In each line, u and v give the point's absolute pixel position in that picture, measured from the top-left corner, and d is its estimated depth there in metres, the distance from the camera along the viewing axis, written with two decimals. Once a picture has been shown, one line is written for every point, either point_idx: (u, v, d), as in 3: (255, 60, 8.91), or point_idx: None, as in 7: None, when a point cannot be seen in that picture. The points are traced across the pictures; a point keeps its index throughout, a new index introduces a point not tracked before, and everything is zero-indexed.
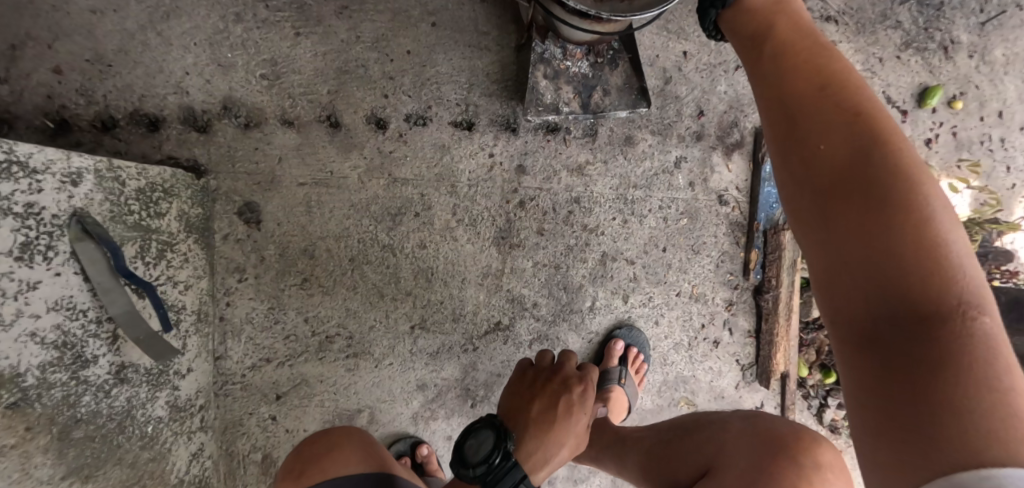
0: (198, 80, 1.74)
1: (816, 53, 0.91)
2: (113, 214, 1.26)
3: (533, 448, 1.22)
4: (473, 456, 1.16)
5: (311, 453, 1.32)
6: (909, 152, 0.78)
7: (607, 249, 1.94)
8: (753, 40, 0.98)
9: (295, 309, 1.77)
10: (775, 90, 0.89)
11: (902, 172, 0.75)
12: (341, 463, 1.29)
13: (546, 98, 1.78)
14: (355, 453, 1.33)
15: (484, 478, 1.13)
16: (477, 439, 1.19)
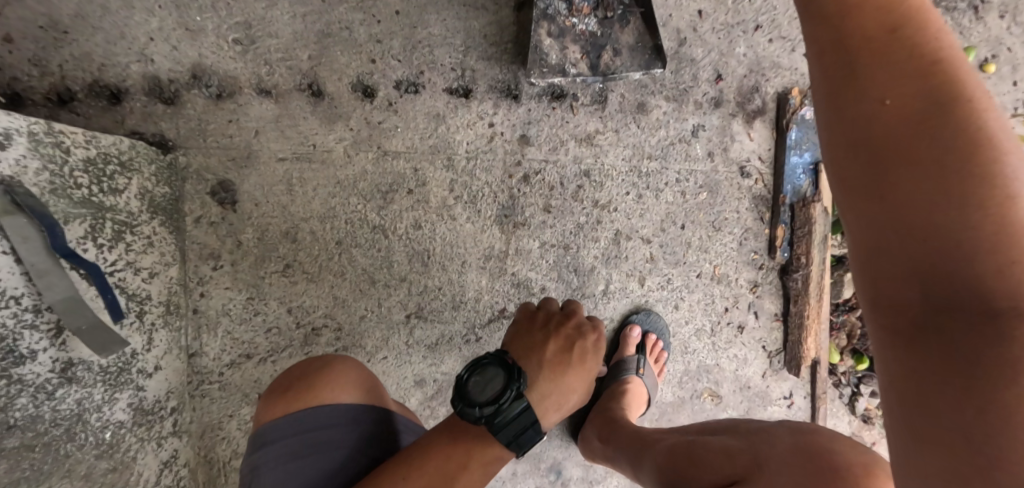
0: (164, 47, 1.56)
1: None
2: (53, 186, 1.09)
3: (547, 391, 1.01)
4: (480, 393, 0.94)
5: (305, 371, 1.14)
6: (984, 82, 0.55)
7: (621, 227, 1.77)
8: None
9: (277, 299, 1.60)
10: None
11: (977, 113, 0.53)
12: (337, 387, 1.11)
13: (551, 58, 1.61)
14: (356, 378, 1.15)
15: (491, 420, 0.92)
16: (486, 376, 0.97)
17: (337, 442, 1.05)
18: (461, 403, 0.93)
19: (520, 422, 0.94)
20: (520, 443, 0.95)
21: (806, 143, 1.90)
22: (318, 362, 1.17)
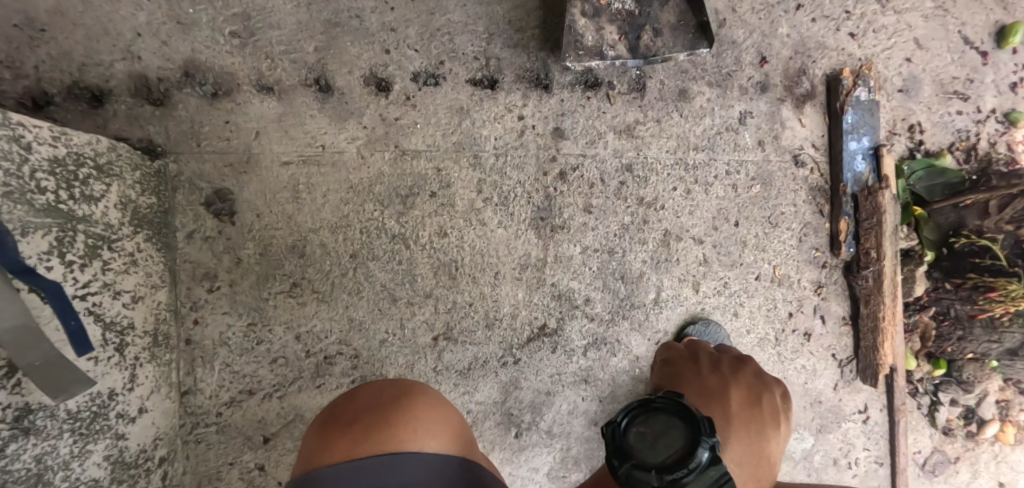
0: (153, 43, 1.38)
1: None
2: (10, 189, 0.87)
3: (744, 452, 1.05)
4: (654, 453, 0.82)
5: (374, 411, 0.86)
6: None
7: (670, 226, 1.57)
8: None
9: (283, 325, 1.38)
10: None
11: None
12: (422, 429, 0.84)
13: (587, 40, 1.45)
14: (441, 418, 0.89)
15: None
16: (659, 431, 0.85)
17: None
18: (639, 467, 0.80)
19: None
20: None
21: (863, 127, 1.72)
22: (392, 392, 0.92)
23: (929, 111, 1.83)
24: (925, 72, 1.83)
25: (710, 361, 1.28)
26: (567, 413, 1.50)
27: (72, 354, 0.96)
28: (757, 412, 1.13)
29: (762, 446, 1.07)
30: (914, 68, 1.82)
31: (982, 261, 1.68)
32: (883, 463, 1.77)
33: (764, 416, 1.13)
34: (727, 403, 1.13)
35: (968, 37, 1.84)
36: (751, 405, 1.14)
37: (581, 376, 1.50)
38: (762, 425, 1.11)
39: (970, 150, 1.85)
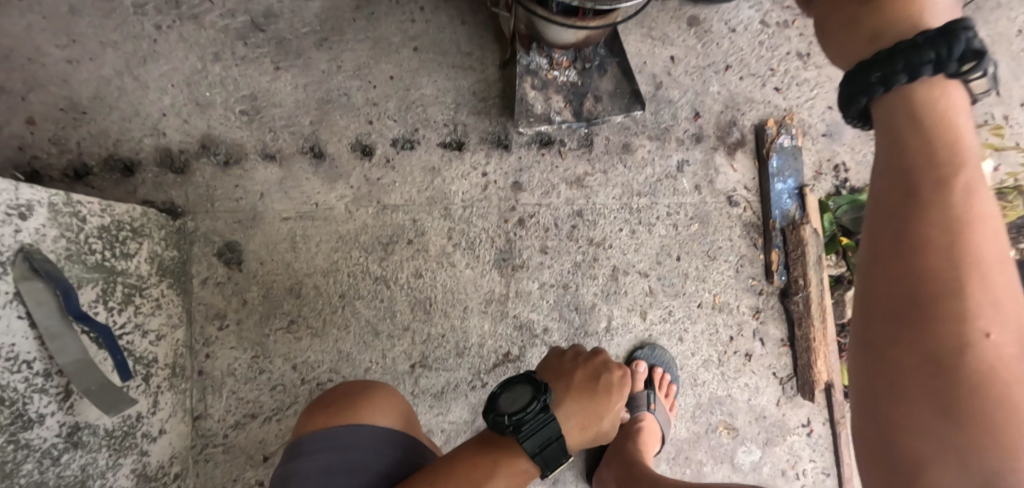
0: (176, 121, 1.67)
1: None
2: (68, 253, 1.14)
3: (575, 414, 1.01)
4: (509, 405, 0.95)
5: (344, 396, 1.12)
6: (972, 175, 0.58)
7: (617, 262, 1.81)
8: None
9: (281, 356, 1.60)
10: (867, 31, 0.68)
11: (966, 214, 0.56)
12: (377, 411, 1.08)
13: (537, 108, 1.71)
14: (395, 408, 1.13)
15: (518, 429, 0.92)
16: (515, 391, 0.98)
17: (360, 466, 0.98)
18: (490, 413, 0.94)
19: (543, 435, 0.92)
20: (544, 457, 0.93)
21: (788, 170, 1.96)
22: (363, 387, 1.16)
23: (852, 152, 2.04)
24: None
25: (575, 350, 1.20)
26: None
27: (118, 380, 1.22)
28: (603, 387, 1.08)
29: (596, 420, 1.02)
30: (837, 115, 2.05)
31: None
32: (829, 473, 1.93)
33: (604, 393, 1.06)
34: (566, 376, 1.09)
35: None
36: (592, 380, 1.08)
37: None
38: (598, 400, 1.04)
39: None
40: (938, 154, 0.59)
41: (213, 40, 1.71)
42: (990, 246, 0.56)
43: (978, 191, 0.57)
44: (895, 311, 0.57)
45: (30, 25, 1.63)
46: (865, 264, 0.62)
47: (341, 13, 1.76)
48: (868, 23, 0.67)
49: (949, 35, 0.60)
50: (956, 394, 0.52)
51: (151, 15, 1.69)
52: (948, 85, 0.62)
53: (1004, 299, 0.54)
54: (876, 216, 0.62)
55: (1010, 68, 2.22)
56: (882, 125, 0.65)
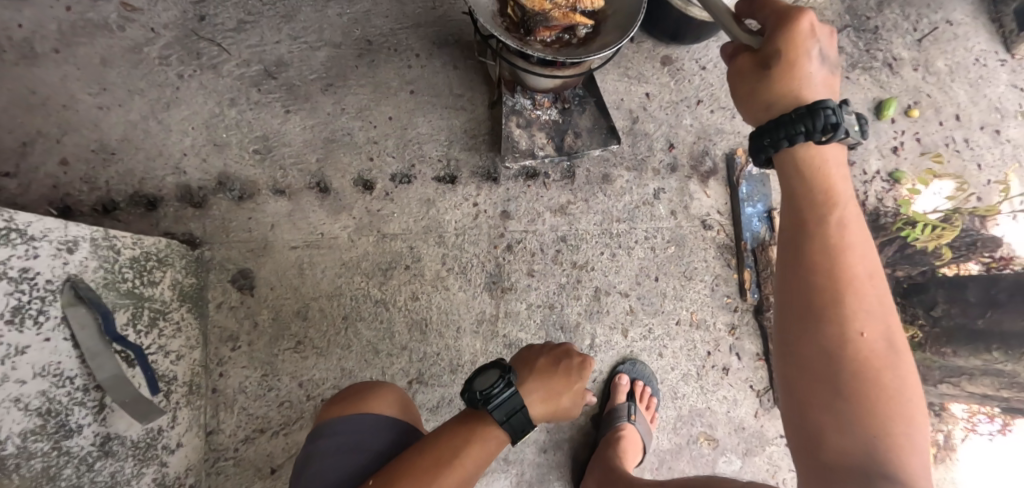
0: (196, 160, 1.83)
1: (794, 64, 0.95)
2: (106, 281, 1.30)
3: (536, 389, 1.21)
4: (479, 381, 1.13)
5: (353, 390, 1.28)
6: (840, 224, 0.97)
7: (599, 283, 1.95)
8: (757, 60, 0.98)
9: (289, 374, 1.74)
10: (763, 106, 1.00)
11: (838, 250, 0.95)
12: (381, 404, 1.25)
13: (522, 145, 1.88)
14: (395, 403, 1.29)
15: (487, 399, 1.09)
16: (484, 373, 1.15)
17: (363, 445, 1.14)
18: (464, 392, 1.11)
19: (508, 406, 1.10)
20: (512, 425, 1.10)
21: (757, 195, 2.11)
22: (369, 385, 1.31)
23: None
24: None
25: (542, 345, 1.40)
26: (520, 442, 1.83)
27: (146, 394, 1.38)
28: (560, 369, 1.28)
29: (556, 395, 1.23)
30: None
31: None
32: None
33: (563, 375, 1.28)
34: (531, 362, 1.31)
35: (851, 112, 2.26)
36: (553, 365, 1.30)
37: None
38: (557, 380, 1.26)
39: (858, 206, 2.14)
40: (821, 204, 0.98)
41: (231, 87, 1.90)
42: (854, 260, 0.95)
43: (846, 227, 0.97)
44: (803, 300, 0.95)
45: (67, 76, 1.82)
46: (783, 271, 1.01)
47: (345, 62, 1.97)
48: (764, 99, 0.99)
49: (811, 114, 0.93)
50: (836, 348, 0.90)
51: (175, 66, 1.89)
52: (824, 166, 1.00)
53: (862, 293, 0.93)
54: (789, 240, 1.00)
55: (968, 94, 2.34)
56: (786, 179, 1.03)
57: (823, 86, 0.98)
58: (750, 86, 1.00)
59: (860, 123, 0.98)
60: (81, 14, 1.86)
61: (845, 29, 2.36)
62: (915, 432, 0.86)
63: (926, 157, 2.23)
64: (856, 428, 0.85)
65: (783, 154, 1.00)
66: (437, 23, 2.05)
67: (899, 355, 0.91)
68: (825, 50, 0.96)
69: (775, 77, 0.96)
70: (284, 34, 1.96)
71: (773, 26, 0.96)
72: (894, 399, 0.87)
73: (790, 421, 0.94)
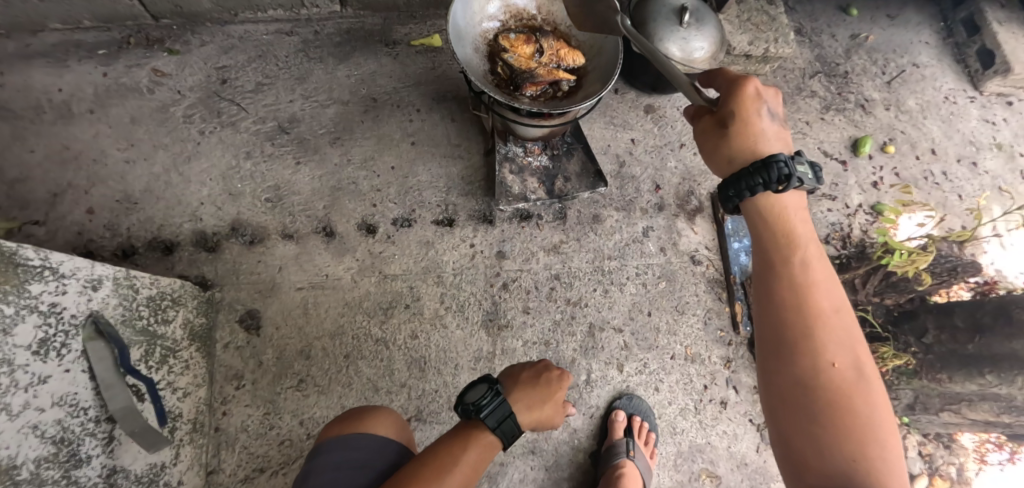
0: (212, 208, 1.96)
1: (747, 123, 1.10)
2: (124, 318, 1.40)
3: (520, 398, 1.38)
4: (470, 394, 1.28)
5: (351, 412, 1.36)
6: (804, 264, 1.08)
7: (593, 319, 2.01)
8: (716, 122, 1.13)
9: (290, 413, 1.77)
10: (727, 160, 1.14)
11: (803, 288, 1.05)
12: (376, 424, 1.32)
13: (515, 189, 2.02)
14: (389, 422, 1.37)
15: (478, 408, 1.25)
16: (474, 387, 1.29)
17: (360, 464, 1.21)
18: (458, 405, 1.26)
19: (499, 413, 1.26)
20: (503, 430, 1.26)
21: (742, 231, 2.20)
22: (366, 408, 1.38)
23: None
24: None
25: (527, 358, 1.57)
26: (518, 481, 1.81)
27: (155, 424, 1.45)
28: (541, 380, 1.45)
29: (539, 403, 1.39)
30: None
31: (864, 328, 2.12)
32: None
33: (546, 385, 1.44)
34: (516, 375, 1.46)
35: (828, 151, 2.38)
36: (536, 376, 1.46)
37: (528, 448, 1.85)
38: (540, 389, 1.42)
39: (844, 238, 2.22)
40: (786, 247, 1.10)
41: (247, 141, 2.07)
42: (819, 297, 1.05)
43: (809, 267, 1.08)
44: (777, 335, 1.05)
45: (100, 133, 2.00)
46: (759, 309, 1.11)
47: (352, 117, 2.15)
48: (727, 155, 1.13)
49: (766, 167, 1.06)
50: (809, 377, 0.98)
51: (197, 123, 2.07)
52: (786, 212, 1.12)
53: (829, 326, 1.02)
54: (761, 281, 1.11)
55: (942, 129, 2.49)
56: (754, 227, 1.16)
57: (776, 139, 1.12)
58: (714, 144, 1.15)
59: (814, 171, 1.10)
60: (116, 79, 2.08)
61: (817, 75, 2.52)
62: (893, 457, 0.90)
63: (894, 190, 2.32)
64: (835, 453, 0.90)
65: (747, 202, 1.12)
66: (436, 82, 2.26)
67: (870, 384, 0.98)
68: (773, 108, 1.11)
69: (732, 135, 1.11)
70: (297, 94, 2.16)
71: (726, 92, 1.12)
72: (868, 425, 0.93)
73: (779, 452, 1.00)
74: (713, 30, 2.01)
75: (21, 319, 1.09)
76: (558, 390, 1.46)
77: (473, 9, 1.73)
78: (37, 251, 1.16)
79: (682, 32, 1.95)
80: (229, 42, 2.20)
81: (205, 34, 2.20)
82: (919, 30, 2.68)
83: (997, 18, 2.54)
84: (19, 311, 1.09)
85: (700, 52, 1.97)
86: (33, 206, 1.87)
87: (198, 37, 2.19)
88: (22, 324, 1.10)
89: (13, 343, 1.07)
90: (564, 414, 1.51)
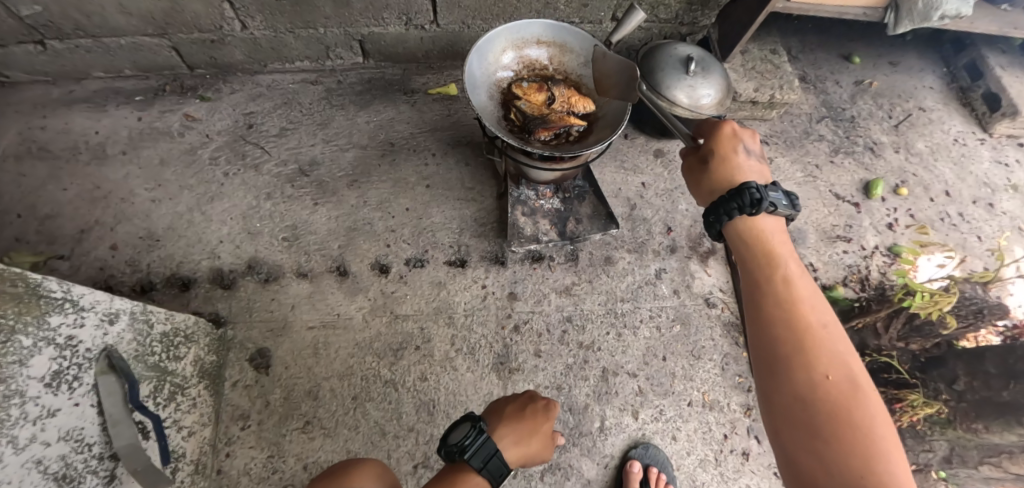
0: (230, 246, 2.00)
1: (724, 159, 1.26)
2: (137, 353, 1.41)
3: (507, 433, 1.43)
4: (455, 436, 1.34)
5: (336, 469, 1.30)
6: (787, 282, 1.12)
7: (607, 364, 1.96)
8: (699, 162, 1.30)
9: (295, 456, 1.70)
10: (710, 192, 1.28)
11: (789, 304, 1.08)
12: (365, 477, 1.27)
13: (527, 230, 2.07)
14: (375, 472, 1.32)
15: (463, 449, 1.30)
16: (458, 427, 1.37)
17: None
18: (443, 448, 1.32)
19: (483, 454, 1.30)
20: (489, 471, 1.29)
21: None
22: (351, 463, 1.32)
23: (818, 253, 2.22)
24: (808, 223, 2.29)
25: (516, 393, 1.63)
26: None
27: (158, 463, 1.42)
28: (526, 411, 1.51)
29: (527, 437, 1.45)
30: (798, 222, 2.28)
31: (890, 374, 2.03)
32: None
33: (529, 418, 1.50)
34: (500, 410, 1.52)
35: (840, 193, 2.38)
36: (519, 410, 1.52)
37: None
38: (525, 423, 1.48)
39: (862, 281, 2.18)
40: (767, 266, 1.15)
41: (268, 183, 2.13)
42: (806, 311, 1.07)
43: (791, 284, 1.12)
44: (769, 353, 1.05)
45: (129, 174, 2.08)
46: (751, 329, 1.12)
47: (370, 161, 2.22)
48: (708, 186, 1.27)
49: (739, 193, 1.16)
50: (805, 391, 0.98)
51: (223, 165, 2.15)
52: (766, 233, 1.19)
53: (821, 339, 1.03)
54: (750, 301, 1.14)
55: (955, 171, 2.49)
56: (737, 251, 1.22)
57: (755, 172, 1.25)
58: (697, 178, 1.30)
59: (791, 199, 1.20)
60: (149, 123, 2.20)
61: (824, 120, 2.57)
62: (900, 471, 0.88)
63: (910, 230, 2.30)
64: (840, 470, 0.89)
65: (728, 227, 1.21)
66: (452, 127, 2.35)
67: (867, 393, 0.96)
68: (750, 147, 1.27)
69: (711, 168, 1.26)
70: (318, 138, 2.25)
71: (707, 133, 1.29)
72: (872, 440, 0.90)
73: (788, 476, 0.97)
74: (719, 77, 2.08)
75: (38, 351, 1.11)
76: (545, 421, 1.51)
77: (488, 60, 1.82)
78: (60, 282, 1.20)
79: (689, 80, 2.02)
80: (258, 90, 2.33)
81: (235, 83, 2.33)
82: (922, 77, 2.76)
83: (999, 64, 2.62)
84: (37, 343, 1.11)
85: (708, 98, 2.03)
86: (59, 242, 1.93)
87: (229, 86, 2.32)
88: (38, 355, 1.11)
89: (27, 374, 1.08)
90: (554, 448, 1.55)
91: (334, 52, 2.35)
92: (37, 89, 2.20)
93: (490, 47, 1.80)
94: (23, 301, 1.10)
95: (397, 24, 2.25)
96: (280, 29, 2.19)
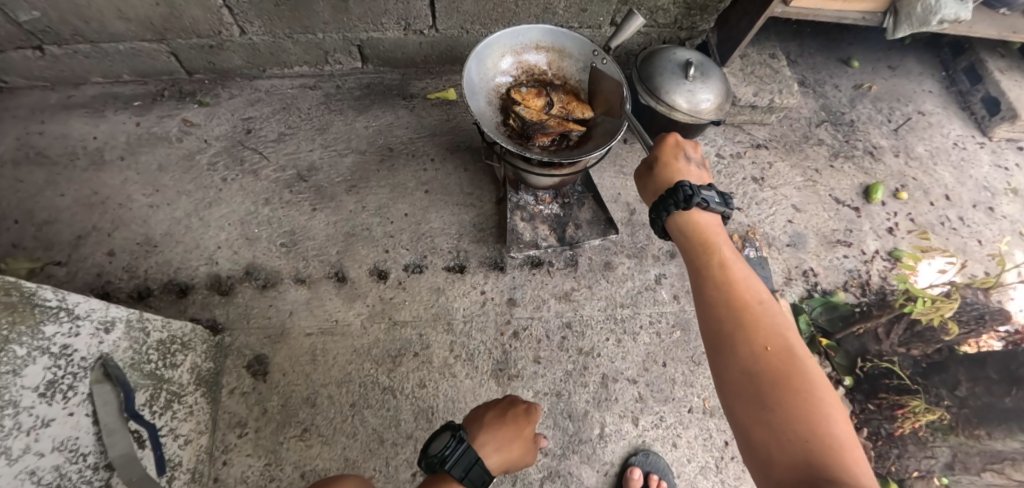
0: (229, 252, 1.99)
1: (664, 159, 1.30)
2: (133, 361, 1.40)
3: (487, 439, 1.42)
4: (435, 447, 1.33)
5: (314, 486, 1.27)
6: (725, 264, 1.14)
7: (606, 370, 1.94)
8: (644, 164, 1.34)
9: (292, 464, 1.68)
10: (653, 189, 1.30)
11: (728, 284, 1.10)
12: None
13: (526, 236, 2.06)
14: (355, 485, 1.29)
15: (442, 460, 1.29)
16: (438, 438, 1.35)
17: None
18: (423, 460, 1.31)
19: (462, 464, 1.29)
20: (471, 478, 1.29)
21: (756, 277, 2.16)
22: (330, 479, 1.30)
23: (818, 258, 2.21)
24: (809, 228, 2.28)
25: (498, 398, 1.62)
26: None
27: (152, 472, 1.41)
28: (506, 416, 1.50)
29: (508, 443, 1.44)
30: (798, 226, 2.28)
31: (891, 380, 2.01)
32: None
33: (510, 422, 1.49)
34: (480, 417, 1.50)
35: (840, 197, 2.38)
36: (500, 415, 1.51)
37: None
38: (505, 428, 1.47)
39: (862, 286, 2.17)
40: (705, 251, 1.17)
41: (267, 188, 2.13)
42: (743, 290, 1.09)
43: (729, 265, 1.14)
44: (715, 335, 1.06)
45: (127, 180, 2.08)
46: (698, 316, 1.13)
47: (369, 166, 2.21)
48: (652, 189, 1.30)
49: (673, 191, 1.21)
50: (750, 368, 0.98)
51: (221, 170, 2.14)
52: (707, 218, 1.22)
53: (760, 317, 1.04)
54: (695, 287, 1.15)
55: (954, 175, 2.49)
56: (679, 241, 1.24)
57: (696, 175, 1.29)
58: (644, 182, 1.33)
59: (725, 199, 1.25)
60: (148, 129, 2.19)
61: (823, 124, 2.57)
62: (843, 431, 0.88)
63: (911, 235, 2.29)
64: (790, 439, 0.88)
65: (670, 221, 1.23)
66: (452, 132, 2.35)
67: (806, 362, 0.98)
68: (691, 155, 1.31)
69: (656, 173, 1.29)
70: (316, 143, 2.24)
71: (653, 143, 1.34)
72: (815, 409, 0.90)
73: (745, 458, 0.95)
74: (718, 82, 2.07)
75: (32, 360, 1.10)
76: (526, 426, 1.50)
77: (487, 65, 1.81)
78: (55, 291, 1.19)
79: (688, 85, 2.01)
80: (256, 95, 2.33)
81: (234, 88, 2.33)
82: (921, 80, 2.76)
83: (998, 67, 2.62)
84: (31, 353, 1.11)
85: (707, 103, 2.03)
86: (57, 248, 1.92)
87: (228, 91, 2.32)
88: (32, 366, 1.10)
89: (20, 384, 1.07)
90: (537, 451, 1.54)
91: (333, 57, 2.35)
92: (35, 95, 2.19)
93: (488, 53, 1.80)
94: (16, 311, 1.10)
95: (395, 29, 2.25)
96: (278, 34, 2.18)
